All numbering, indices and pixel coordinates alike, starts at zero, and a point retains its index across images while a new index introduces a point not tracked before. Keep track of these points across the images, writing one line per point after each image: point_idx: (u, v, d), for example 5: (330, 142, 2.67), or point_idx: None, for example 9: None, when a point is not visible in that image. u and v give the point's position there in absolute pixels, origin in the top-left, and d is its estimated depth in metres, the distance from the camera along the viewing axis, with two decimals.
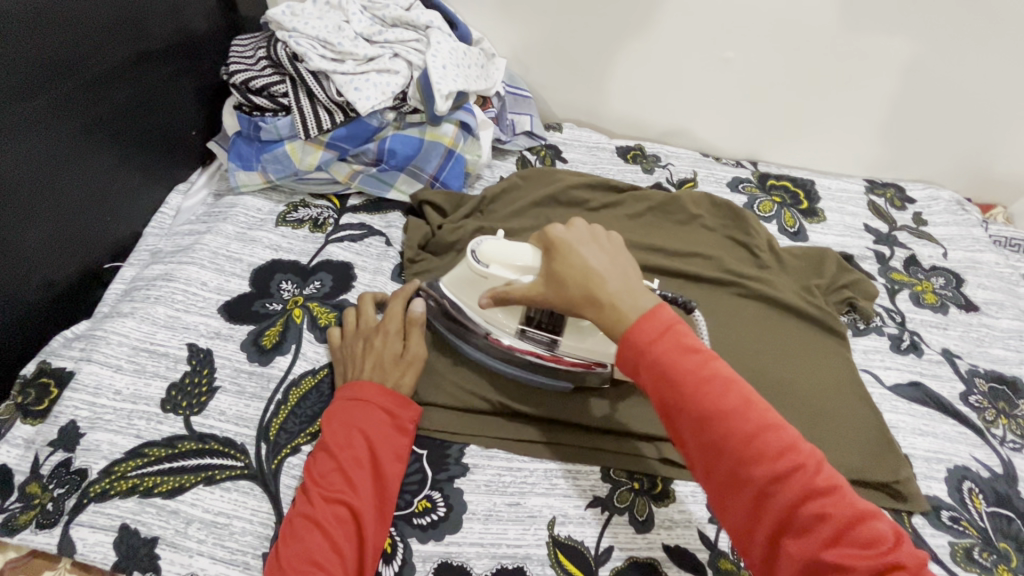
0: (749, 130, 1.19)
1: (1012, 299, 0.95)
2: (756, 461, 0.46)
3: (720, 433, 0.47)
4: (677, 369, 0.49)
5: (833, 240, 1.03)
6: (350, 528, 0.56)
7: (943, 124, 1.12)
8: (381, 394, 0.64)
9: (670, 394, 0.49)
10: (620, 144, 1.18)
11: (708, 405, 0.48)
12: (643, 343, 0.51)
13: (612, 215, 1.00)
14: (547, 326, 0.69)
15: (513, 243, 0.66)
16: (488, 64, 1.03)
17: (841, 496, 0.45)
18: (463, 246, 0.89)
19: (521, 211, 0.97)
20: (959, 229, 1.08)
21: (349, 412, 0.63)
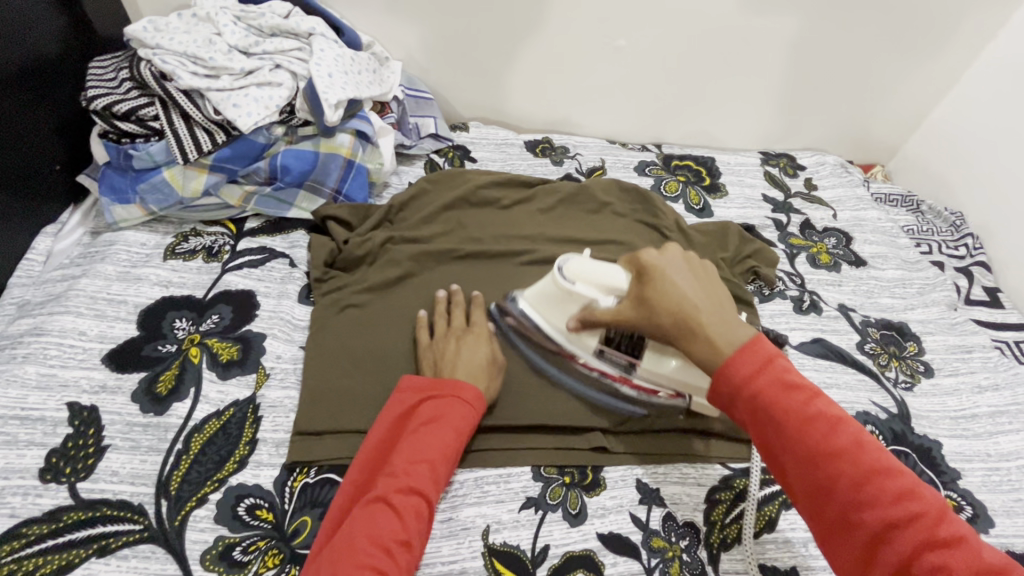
0: (650, 114, 1.23)
1: (895, 249, 1.04)
2: (868, 505, 0.47)
3: (827, 475, 0.48)
4: (784, 409, 0.50)
5: (735, 213, 1.08)
6: (422, 524, 0.56)
7: (821, 94, 1.21)
8: (471, 393, 0.64)
9: (770, 423, 0.50)
10: (528, 138, 1.19)
11: (812, 442, 0.49)
12: (740, 376, 0.52)
13: (526, 210, 1.00)
14: (626, 349, 0.68)
15: (604, 264, 0.66)
16: (378, 70, 1.00)
17: (969, 552, 0.44)
18: (373, 260, 0.86)
19: (432, 216, 0.95)
20: (845, 190, 1.16)
21: (441, 407, 0.62)
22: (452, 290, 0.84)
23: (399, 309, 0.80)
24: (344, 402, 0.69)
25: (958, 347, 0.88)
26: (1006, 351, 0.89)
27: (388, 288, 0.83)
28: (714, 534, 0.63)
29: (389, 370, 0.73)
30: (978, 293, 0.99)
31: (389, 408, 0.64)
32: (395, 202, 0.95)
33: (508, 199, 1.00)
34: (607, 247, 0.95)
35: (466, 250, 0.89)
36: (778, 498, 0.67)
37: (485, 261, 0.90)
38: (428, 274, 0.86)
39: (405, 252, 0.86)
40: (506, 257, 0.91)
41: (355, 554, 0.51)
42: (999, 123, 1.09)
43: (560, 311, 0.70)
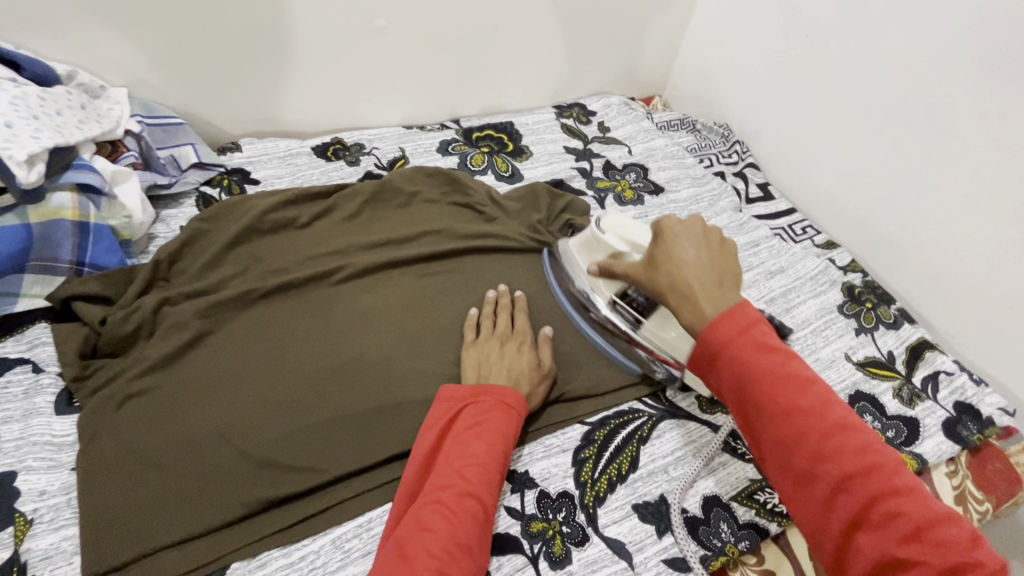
0: (438, 90, 1.18)
1: (683, 170, 1.14)
2: (828, 458, 0.45)
3: (743, 362, 0.49)
4: (758, 371, 0.49)
5: (543, 171, 1.10)
6: (480, 527, 0.54)
7: (591, 40, 1.26)
8: (513, 396, 0.64)
9: (748, 391, 0.49)
10: (315, 143, 1.07)
11: (786, 400, 0.47)
12: (722, 341, 0.51)
13: (329, 223, 0.91)
14: (636, 306, 0.72)
15: (638, 222, 0.70)
16: (91, 104, 0.83)
17: (922, 504, 0.43)
18: (150, 331, 0.71)
19: (218, 257, 0.82)
20: (633, 126, 1.24)
21: (483, 413, 0.62)
22: (262, 336, 0.74)
23: (203, 377, 0.68)
24: (154, 512, 0.58)
25: (748, 243, 0.99)
26: (784, 236, 1.03)
27: (180, 355, 0.70)
28: (587, 494, 0.64)
29: (202, 454, 0.62)
30: (755, 191, 1.12)
31: (443, 412, 0.63)
32: (163, 255, 0.79)
33: (304, 215, 0.90)
34: (425, 240, 0.91)
35: (265, 286, 0.77)
36: (635, 435, 0.70)
37: (295, 291, 0.79)
38: (228, 327, 0.74)
39: (189, 309, 0.73)
40: (317, 281, 0.81)
41: (415, 567, 0.49)
42: (735, 41, 1.24)
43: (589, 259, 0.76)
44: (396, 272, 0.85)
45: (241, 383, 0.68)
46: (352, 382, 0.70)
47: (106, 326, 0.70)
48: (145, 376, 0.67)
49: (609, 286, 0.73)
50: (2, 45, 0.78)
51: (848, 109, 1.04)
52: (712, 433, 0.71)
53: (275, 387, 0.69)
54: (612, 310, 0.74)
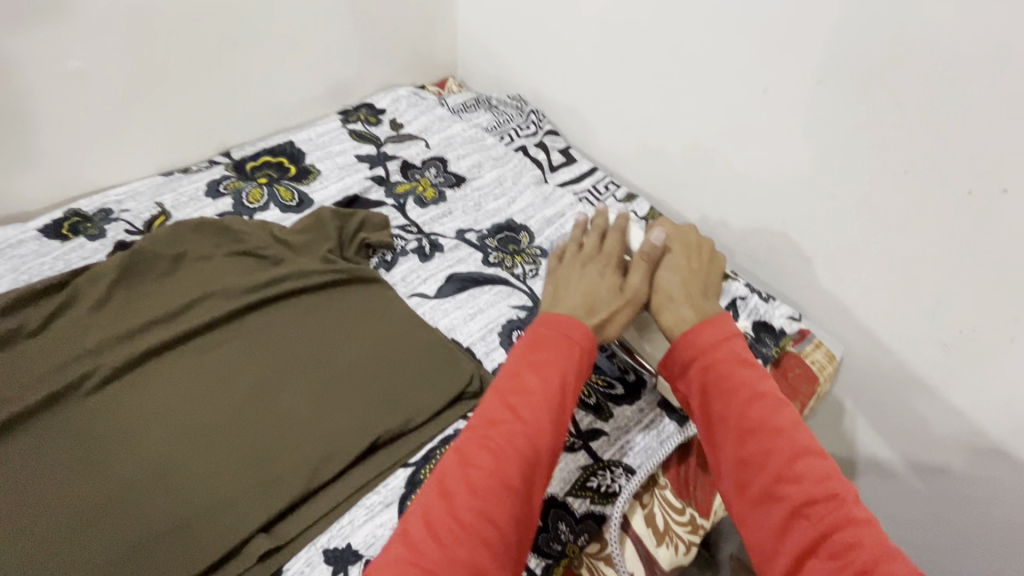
0: (194, 124, 1.03)
1: (484, 152, 1.10)
2: (791, 481, 0.47)
3: (723, 370, 0.54)
4: (737, 381, 0.53)
5: (334, 189, 1.01)
6: (528, 471, 0.48)
7: (359, 31, 1.15)
8: (577, 330, 0.57)
9: (718, 397, 0.52)
10: (43, 222, 0.89)
11: (754, 418, 0.50)
12: (706, 346, 0.56)
13: (70, 320, 0.75)
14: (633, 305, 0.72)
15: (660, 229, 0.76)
16: None
17: (876, 537, 0.43)
18: None
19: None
20: (426, 116, 1.17)
21: (546, 339, 0.56)
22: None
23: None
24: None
25: (556, 215, 0.98)
26: (589, 198, 1.03)
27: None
28: None
29: None
30: (557, 158, 1.11)
31: (528, 329, 0.58)
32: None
33: (33, 321, 0.74)
34: (199, 307, 0.78)
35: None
36: None
37: (34, 422, 0.66)
38: None
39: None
40: (63, 400, 0.68)
41: (452, 503, 0.46)
42: None
43: None
44: (167, 357, 0.73)
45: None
46: (121, 512, 0.59)
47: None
48: None
49: None
50: None
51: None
52: None
53: (22, 553, 0.56)
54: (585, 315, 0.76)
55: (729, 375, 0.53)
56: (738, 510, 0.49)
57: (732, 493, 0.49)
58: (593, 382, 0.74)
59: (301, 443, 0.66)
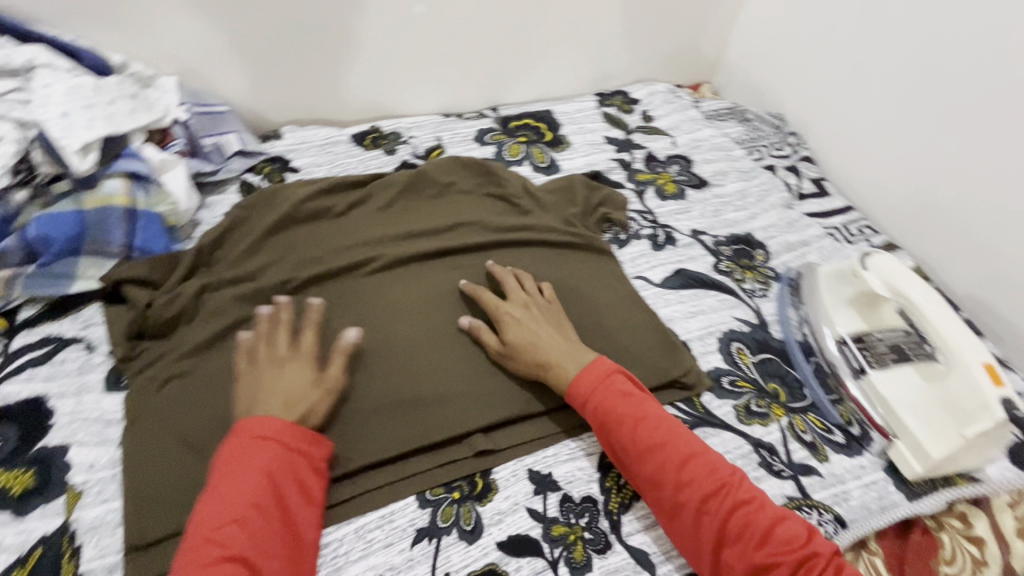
0: (478, 78, 1.16)
1: (731, 163, 1.08)
2: (689, 485, 0.57)
3: (602, 415, 0.62)
4: (616, 416, 0.61)
5: (581, 162, 1.07)
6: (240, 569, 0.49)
7: (638, 23, 1.20)
8: (272, 457, 0.55)
9: (612, 432, 0.61)
10: (353, 131, 1.08)
11: (647, 438, 0.59)
12: (584, 400, 0.63)
13: (364, 212, 0.90)
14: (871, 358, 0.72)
15: (903, 270, 0.70)
16: (141, 93, 0.85)
17: (766, 512, 0.55)
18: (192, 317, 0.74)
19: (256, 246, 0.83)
20: (678, 115, 1.18)
21: (253, 459, 0.54)
22: (297, 320, 0.73)
23: None
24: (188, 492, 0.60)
25: (798, 243, 0.93)
26: (838, 236, 0.95)
27: (217, 342, 0.72)
28: (612, 501, 0.62)
29: None
30: (808, 187, 1.05)
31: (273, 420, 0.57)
32: (207, 240, 0.81)
33: (339, 204, 0.89)
34: (457, 231, 0.88)
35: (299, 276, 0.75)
36: None
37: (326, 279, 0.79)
38: (262, 314, 0.75)
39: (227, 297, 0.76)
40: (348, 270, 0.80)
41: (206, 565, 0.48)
42: (795, 26, 1.16)
43: (834, 292, 0.78)
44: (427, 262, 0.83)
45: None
46: (375, 371, 0.68)
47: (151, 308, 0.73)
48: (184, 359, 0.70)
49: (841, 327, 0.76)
50: (62, 38, 0.81)
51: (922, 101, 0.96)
52: (749, 446, 0.67)
53: None
54: (837, 348, 0.75)
55: (641, 429, 0.60)
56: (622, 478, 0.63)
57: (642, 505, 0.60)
58: (812, 422, 0.70)
59: None
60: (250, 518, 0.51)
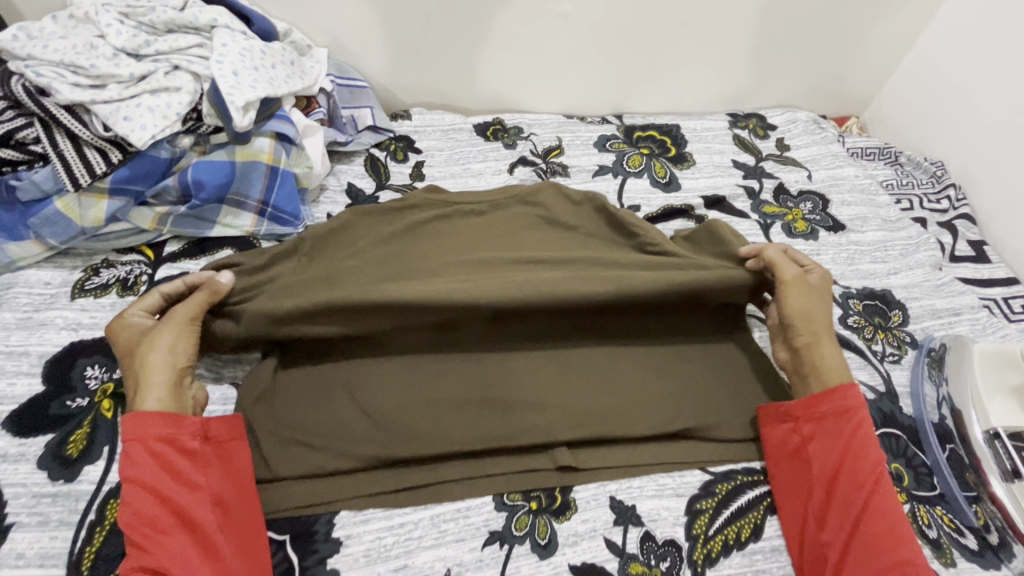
0: (608, 82, 1.13)
1: (874, 208, 0.97)
2: (893, 543, 0.54)
3: (848, 438, 0.59)
4: (868, 448, 0.59)
5: (704, 184, 1.01)
6: None
7: (789, 45, 1.12)
8: (157, 466, 0.53)
9: (849, 456, 0.58)
10: (476, 121, 1.09)
11: (878, 482, 0.57)
12: (839, 414, 0.61)
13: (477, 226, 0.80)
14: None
15: None
16: (299, 60, 0.91)
17: None
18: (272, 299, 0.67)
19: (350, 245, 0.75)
20: (819, 148, 1.09)
21: (149, 468, 0.53)
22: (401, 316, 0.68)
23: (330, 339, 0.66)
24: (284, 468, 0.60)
25: (945, 310, 0.82)
26: (995, 309, 0.84)
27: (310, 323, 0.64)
28: (697, 552, 0.57)
29: (331, 406, 0.63)
30: (963, 249, 0.93)
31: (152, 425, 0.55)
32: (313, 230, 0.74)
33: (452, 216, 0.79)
34: (577, 258, 0.75)
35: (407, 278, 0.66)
36: (764, 501, 0.62)
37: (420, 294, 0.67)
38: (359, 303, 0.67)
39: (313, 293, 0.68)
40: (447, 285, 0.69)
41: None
42: (976, 66, 1.02)
43: (993, 380, 0.69)
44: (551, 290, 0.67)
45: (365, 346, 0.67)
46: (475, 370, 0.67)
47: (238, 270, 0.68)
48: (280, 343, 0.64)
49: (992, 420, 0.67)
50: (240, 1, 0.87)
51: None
52: None
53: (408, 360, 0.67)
54: (986, 442, 0.66)
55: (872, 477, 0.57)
56: (785, 486, 0.61)
57: (815, 524, 0.58)
58: (940, 518, 0.62)
59: (623, 393, 0.67)
60: (148, 530, 0.51)
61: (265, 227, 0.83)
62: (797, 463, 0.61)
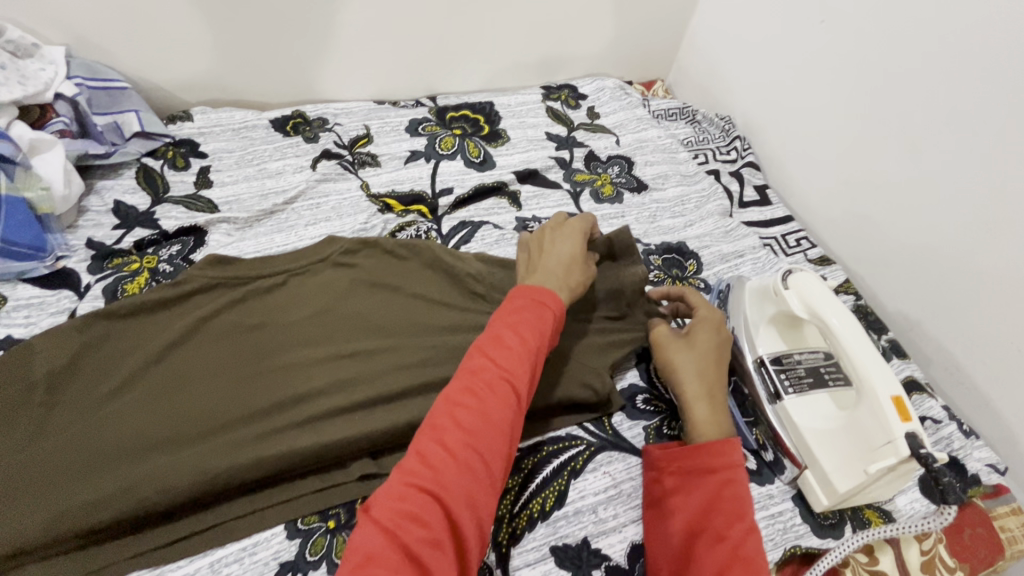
0: (416, 63, 1.09)
1: (674, 165, 1.03)
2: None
3: (693, 474, 0.56)
4: (711, 483, 0.55)
5: (518, 159, 1.01)
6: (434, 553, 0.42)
7: (587, 14, 1.14)
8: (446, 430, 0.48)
9: (692, 494, 0.55)
10: (274, 115, 1.00)
11: (715, 517, 0.52)
12: (685, 451, 0.58)
13: (275, 267, 0.74)
14: (791, 381, 0.66)
15: (827, 296, 0.63)
16: (13, 63, 0.77)
17: None
18: (6, 426, 0.57)
19: (107, 362, 0.63)
20: (626, 114, 1.13)
21: (437, 435, 0.48)
22: (177, 388, 0.62)
23: (84, 436, 0.57)
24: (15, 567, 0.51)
25: (732, 253, 0.90)
26: (774, 247, 0.94)
27: (62, 433, 0.57)
28: (502, 532, 0.58)
29: (75, 480, 0.55)
30: (750, 194, 1.02)
31: (453, 394, 0.50)
32: (49, 335, 0.62)
33: (252, 287, 0.71)
34: (387, 295, 0.74)
35: (182, 387, 0.62)
36: (567, 467, 0.63)
37: (189, 437, 0.59)
38: (127, 396, 0.61)
39: (45, 474, 0.55)
40: (230, 415, 0.61)
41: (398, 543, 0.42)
42: (747, 25, 1.11)
43: (758, 311, 0.72)
44: (343, 392, 0.65)
45: (130, 404, 0.60)
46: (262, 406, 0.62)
47: None
48: (19, 467, 0.55)
49: (759, 348, 0.70)
50: None
51: (871, 97, 0.89)
52: None
53: (182, 412, 0.61)
54: (756, 370, 0.69)
55: (711, 509, 0.53)
56: (651, 532, 0.57)
57: None
58: None
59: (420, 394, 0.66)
60: (410, 512, 0.43)
61: None
62: (657, 519, 0.57)
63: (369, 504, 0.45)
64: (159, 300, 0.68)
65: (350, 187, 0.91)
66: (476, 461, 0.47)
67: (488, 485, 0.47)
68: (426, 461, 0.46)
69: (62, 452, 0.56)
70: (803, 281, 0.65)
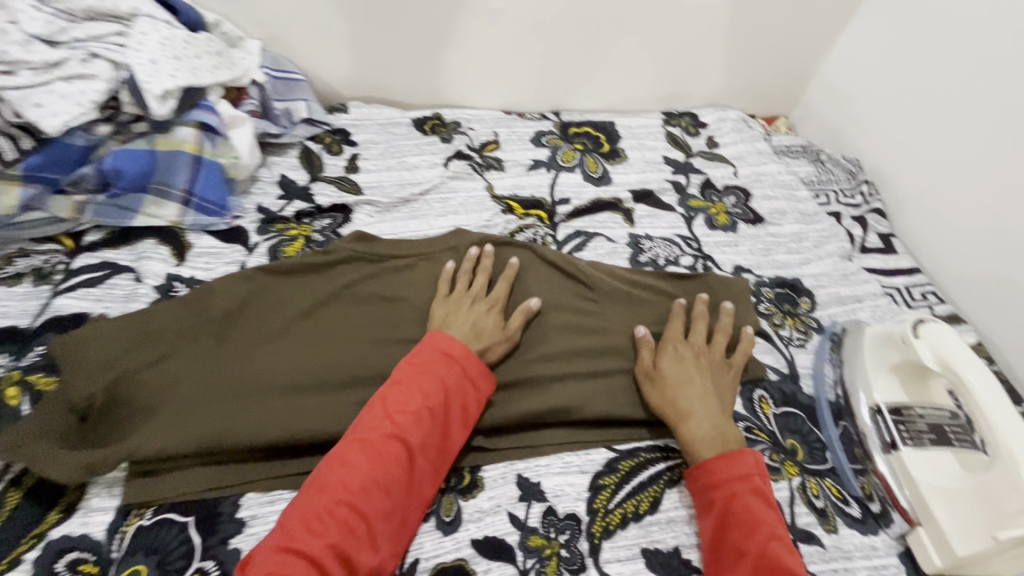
0: (546, 79, 1.16)
1: (793, 203, 1.02)
2: None
3: (706, 494, 0.59)
4: (726, 500, 0.58)
5: (634, 178, 1.04)
6: None
7: (719, 47, 1.16)
8: (331, 488, 0.53)
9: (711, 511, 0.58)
10: (416, 115, 1.10)
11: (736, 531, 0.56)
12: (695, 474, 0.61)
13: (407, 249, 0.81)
14: (910, 434, 0.66)
15: (965, 351, 0.61)
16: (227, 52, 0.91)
17: None
18: (186, 349, 0.66)
19: (268, 309, 0.72)
20: (746, 146, 1.13)
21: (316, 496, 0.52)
22: (321, 342, 0.71)
23: (246, 370, 0.66)
24: (184, 468, 0.60)
25: (849, 298, 0.87)
26: (896, 297, 0.90)
27: (229, 364, 0.67)
28: (596, 525, 0.60)
29: (236, 405, 0.64)
30: (873, 241, 0.99)
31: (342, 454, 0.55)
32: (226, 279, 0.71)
33: (388, 264, 0.79)
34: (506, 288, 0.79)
35: (326, 343, 0.71)
36: (664, 476, 0.65)
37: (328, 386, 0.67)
38: (280, 342, 0.70)
39: (214, 396, 0.64)
40: (363, 373, 0.69)
41: None
42: (888, 69, 1.08)
43: (878, 358, 0.71)
44: None
45: (284, 350, 0.69)
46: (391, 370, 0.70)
47: (160, 309, 0.67)
48: (195, 386, 0.64)
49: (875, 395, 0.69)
50: None
51: None
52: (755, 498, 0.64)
53: (323, 364, 0.69)
54: (869, 417, 0.68)
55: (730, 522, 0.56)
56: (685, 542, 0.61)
57: None
58: (829, 489, 0.65)
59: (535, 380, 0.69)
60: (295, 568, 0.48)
61: (191, 217, 0.82)
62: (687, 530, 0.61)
63: (248, 563, 0.49)
64: (312, 263, 0.76)
65: (477, 186, 0.98)
66: (353, 521, 0.51)
67: (366, 544, 0.52)
68: (309, 523, 0.50)
69: (230, 381, 0.65)
70: (939, 333, 0.63)
